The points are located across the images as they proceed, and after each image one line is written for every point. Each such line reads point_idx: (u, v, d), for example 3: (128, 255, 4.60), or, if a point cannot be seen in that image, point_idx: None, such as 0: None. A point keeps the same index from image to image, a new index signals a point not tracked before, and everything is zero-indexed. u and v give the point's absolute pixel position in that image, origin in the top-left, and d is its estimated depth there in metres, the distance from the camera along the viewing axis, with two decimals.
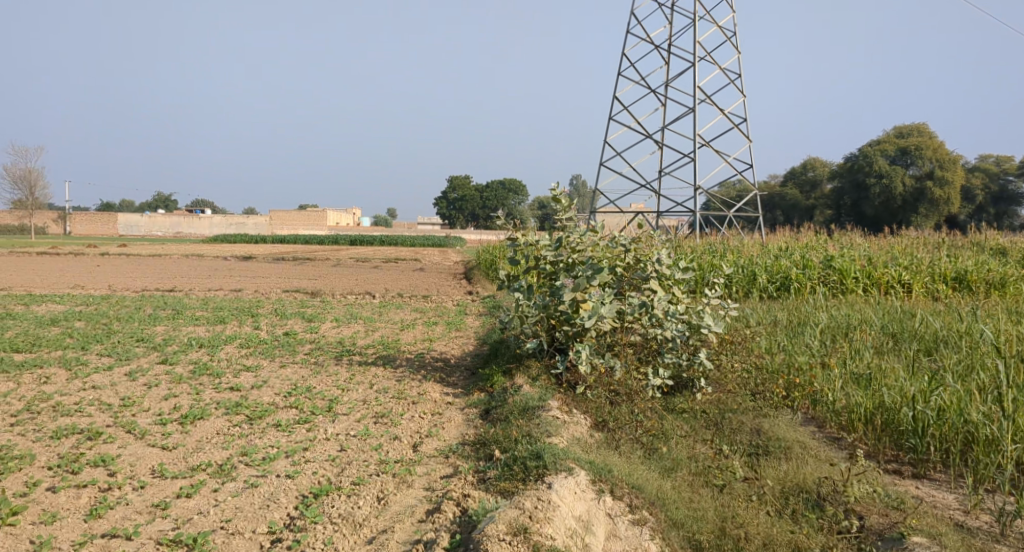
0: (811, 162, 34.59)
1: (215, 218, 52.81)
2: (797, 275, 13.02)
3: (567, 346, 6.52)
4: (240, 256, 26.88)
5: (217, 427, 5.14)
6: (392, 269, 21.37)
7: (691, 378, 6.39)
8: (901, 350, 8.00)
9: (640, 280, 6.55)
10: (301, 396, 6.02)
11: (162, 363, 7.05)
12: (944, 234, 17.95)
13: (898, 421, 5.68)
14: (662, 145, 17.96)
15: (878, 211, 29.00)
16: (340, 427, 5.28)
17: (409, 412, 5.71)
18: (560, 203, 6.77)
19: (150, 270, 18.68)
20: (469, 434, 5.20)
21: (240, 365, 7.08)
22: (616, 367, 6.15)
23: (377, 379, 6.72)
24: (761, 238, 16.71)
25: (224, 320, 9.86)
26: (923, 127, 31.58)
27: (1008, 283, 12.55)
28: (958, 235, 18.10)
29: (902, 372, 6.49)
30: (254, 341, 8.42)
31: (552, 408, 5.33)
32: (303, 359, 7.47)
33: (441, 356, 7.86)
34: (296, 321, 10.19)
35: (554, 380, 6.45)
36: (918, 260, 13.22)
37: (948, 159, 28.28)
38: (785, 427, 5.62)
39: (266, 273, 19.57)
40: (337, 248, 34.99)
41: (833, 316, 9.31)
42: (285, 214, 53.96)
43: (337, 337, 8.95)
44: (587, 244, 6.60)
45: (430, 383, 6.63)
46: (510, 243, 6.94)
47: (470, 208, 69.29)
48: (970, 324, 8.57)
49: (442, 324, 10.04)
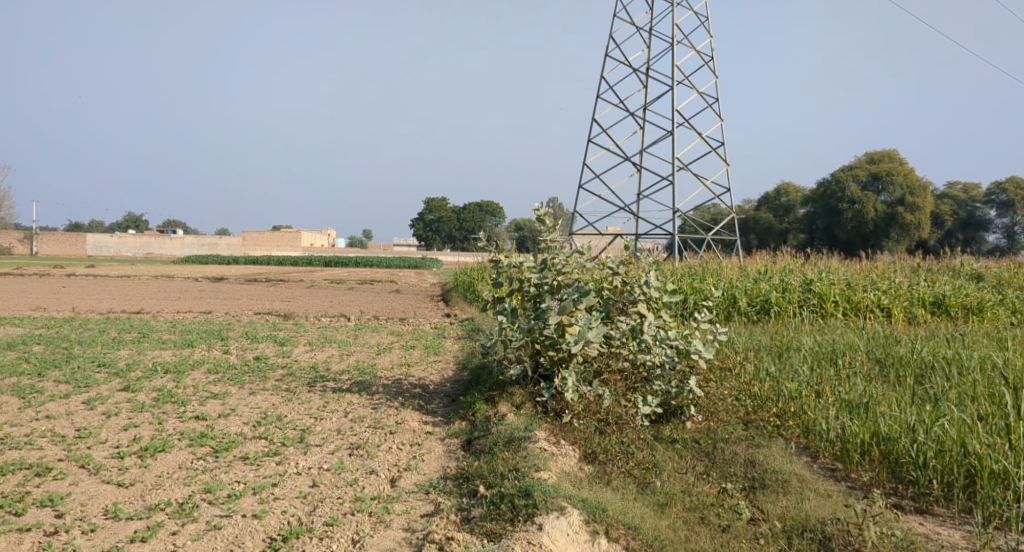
0: (784, 187, 34.82)
1: (188, 238, 52.09)
2: (777, 299, 12.83)
3: (552, 372, 6.24)
4: (211, 278, 26.36)
5: (179, 461, 4.79)
6: (367, 291, 21.03)
7: (679, 405, 6.17)
8: (887, 377, 7.83)
9: (628, 303, 6.29)
10: (271, 425, 5.69)
11: (124, 391, 6.68)
12: (918, 258, 18.01)
13: (896, 452, 5.47)
14: (641, 168, 17.83)
15: (850, 235, 29.15)
16: (312, 460, 4.95)
17: (387, 442, 5.40)
18: (546, 224, 6.53)
19: (117, 292, 18.14)
20: (451, 467, 4.89)
21: (207, 392, 6.72)
22: (604, 395, 5.88)
23: (352, 407, 6.40)
24: (739, 261, 16.59)
25: (192, 344, 9.48)
26: (893, 153, 31.97)
27: (986, 308, 12.53)
28: (931, 258, 18.15)
29: (895, 399, 6.30)
30: (224, 366, 8.05)
31: (539, 440, 5.04)
32: (274, 385, 7.12)
33: (420, 382, 7.55)
34: (268, 344, 9.83)
35: (538, 408, 6.18)
36: (897, 285, 13.18)
37: (918, 185, 28.59)
38: (781, 458, 5.37)
39: (237, 294, 19.15)
40: (311, 270, 34.57)
41: (815, 341, 9.13)
42: (258, 235, 53.32)
43: (311, 362, 8.60)
44: (574, 266, 6.33)
45: (407, 411, 6.31)
46: (492, 264, 6.64)
47: (447, 231, 69.02)
48: (954, 351, 8.44)
49: (420, 348, 9.73)
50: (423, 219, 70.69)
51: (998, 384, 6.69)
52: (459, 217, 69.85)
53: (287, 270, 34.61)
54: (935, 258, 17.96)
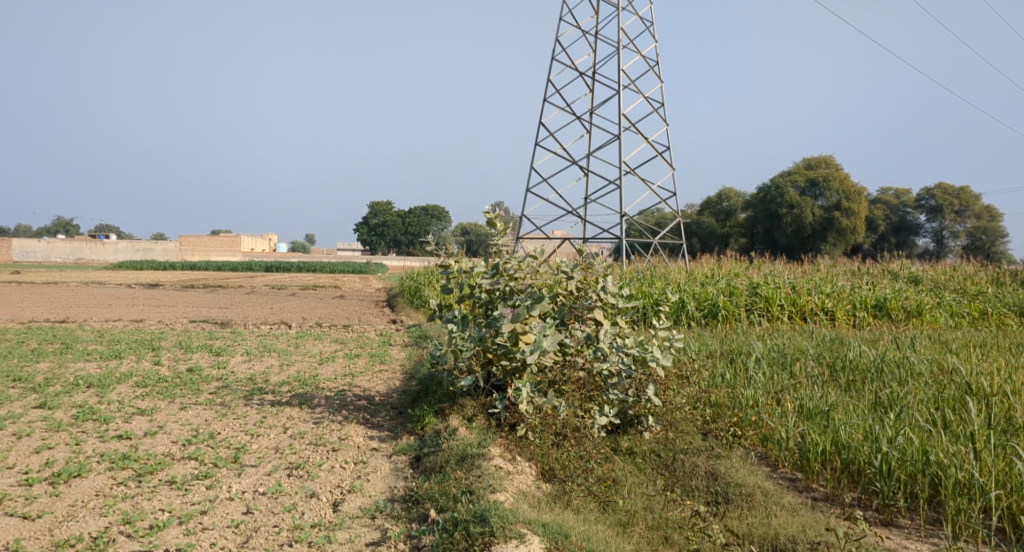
0: (725, 192, 35.24)
1: (122, 243, 50.39)
2: (725, 302, 12.75)
3: (505, 382, 5.95)
4: (145, 284, 25.33)
5: (97, 487, 4.36)
6: (310, 297, 20.45)
7: (637, 415, 5.96)
8: (837, 382, 7.74)
9: (584, 309, 6.02)
10: (203, 444, 5.25)
11: (40, 408, 6.14)
12: (855, 261, 18.29)
13: (859, 463, 5.32)
14: (588, 172, 17.69)
15: (789, 239, 29.57)
16: (247, 483, 4.55)
17: (329, 461, 5.02)
18: (497, 228, 6.23)
19: (40, 300, 17.24)
20: (399, 487, 4.55)
21: (133, 408, 6.24)
22: (560, 407, 5.59)
23: (292, 422, 5.99)
24: (685, 265, 16.53)
25: (120, 355, 8.90)
26: (830, 160, 32.69)
27: (925, 311, 12.70)
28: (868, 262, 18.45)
29: (853, 406, 6.18)
30: (153, 379, 7.53)
31: (494, 457, 4.71)
32: (207, 400, 6.66)
33: (364, 393, 7.16)
34: (203, 354, 9.30)
35: (491, 421, 5.87)
36: (840, 288, 13.29)
37: (854, 191, 29.28)
38: (744, 470, 5.16)
39: (171, 301, 18.38)
40: (252, 275, 33.69)
41: (765, 345, 9.01)
42: (196, 239, 51.82)
43: (248, 373, 8.12)
44: (527, 271, 6.03)
45: (352, 426, 5.94)
46: (441, 269, 6.31)
47: (392, 234, 68.22)
48: (903, 355, 8.42)
49: (365, 356, 9.32)
50: (367, 222, 69.75)
51: (948, 388, 6.63)
52: (404, 221, 69.13)
53: (227, 274, 33.68)
54: (873, 262, 18.25)
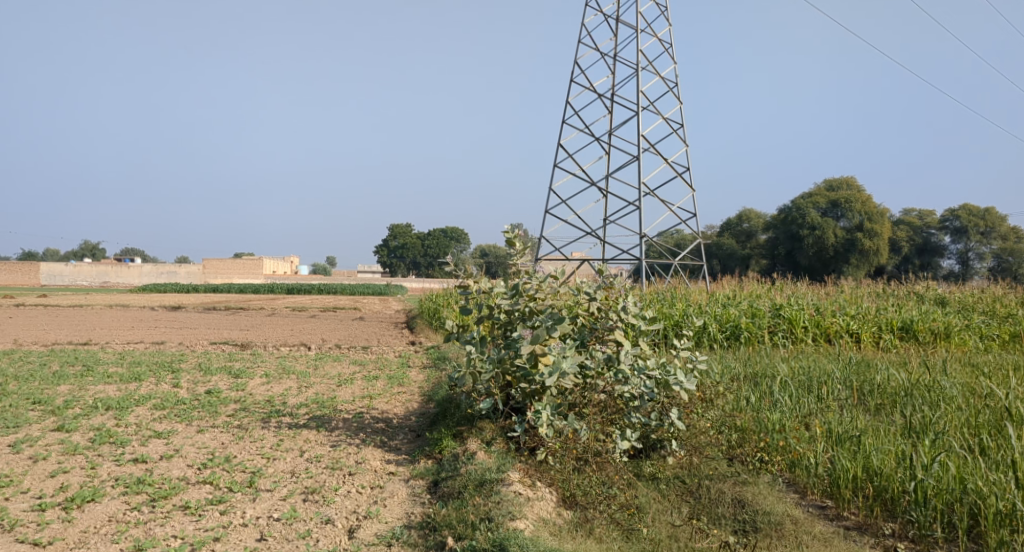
0: (746, 213, 35.01)
1: (146, 266, 50.90)
2: (747, 324, 12.57)
3: (525, 405, 5.83)
4: (167, 307, 25.47)
5: (110, 513, 4.31)
6: (330, 319, 20.44)
7: (660, 439, 5.83)
8: (865, 408, 7.54)
9: (604, 331, 5.92)
10: (218, 468, 5.19)
11: (58, 432, 6.11)
12: (879, 283, 18.02)
13: (893, 491, 5.15)
14: (607, 193, 17.60)
15: (811, 260, 29.36)
16: (261, 509, 4.47)
17: (346, 485, 4.93)
18: (516, 247, 6.15)
19: (64, 322, 17.35)
20: (416, 513, 4.45)
21: (150, 431, 6.19)
22: (581, 431, 5.47)
23: (309, 446, 5.91)
24: (707, 286, 16.35)
25: (140, 377, 8.88)
26: (852, 180, 32.43)
27: (954, 333, 12.44)
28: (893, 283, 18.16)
29: (886, 433, 6.01)
30: (172, 401, 7.50)
31: (514, 482, 4.60)
32: (225, 422, 6.60)
33: (382, 416, 7.06)
34: (222, 377, 9.26)
35: (510, 444, 5.76)
36: (865, 310, 13.07)
37: (877, 211, 29.03)
38: (772, 497, 5.01)
39: (192, 323, 18.44)
40: (273, 298, 33.84)
41: (789, 368, 8.83)
42: (219, 262, 52.22)
43: (266, 395, 8.06)
44: (548, 291, 5.94)
45: (369, 449, 5.85)
46: (461, 290, 6.23)
47: (412, 256, 68.40)
48: (933, 378, 8.21)
49: (384, 378, 9.23)
50: (387, 244, 70.01)
51: (981, 414, 6.43)
52: (424, 243, 69.33)
53: (249, 297, 33.84)
54: (898, 283, 17.95)
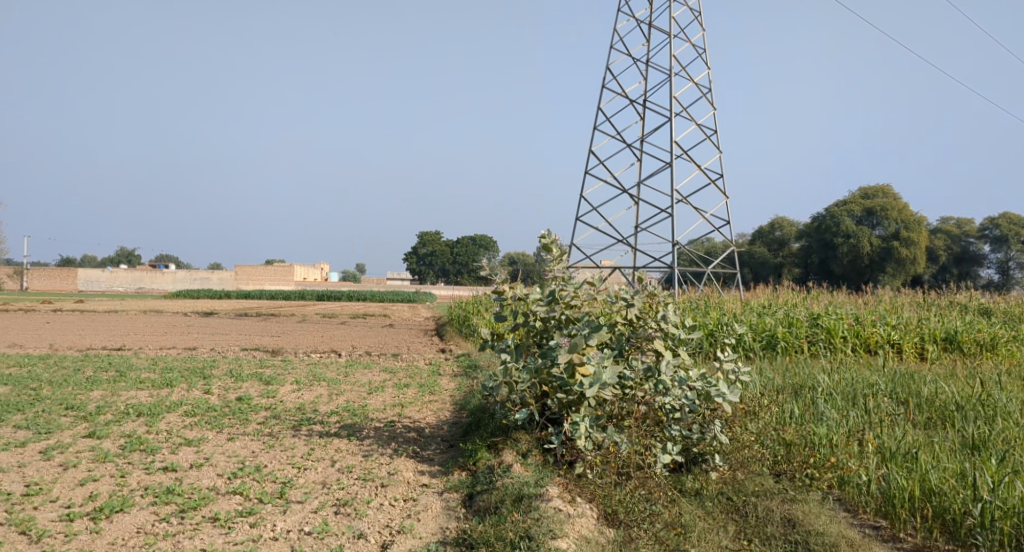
0: (778, 222, 34.52)
1: (180, 272, 51.49)
2: (784, 334, 12.28)
3: (561, 416, 5.65)
4: (201, 313, 25.63)
5: (138, 524, 4.22)
6: (360, 326, 20.40)
7: (702, 453, 5.62)
8: (911, 422, 7.25)
9: (643, 340, 5.72)
10: (248, 478, 5.07)
11: (89, 438, 6.04)
12: (918, 292, 17.59)
13: (954, 512, 4.99)
14: (639, 201, 17.38)
15: (846, 270, 28.61)
16: (291, 522, 4.35)
17: (378, 497, 4.79)
18: (552, 254, 5.96)
19: (98, 327, 17.46)
20: (451, 528, 4.32)
21: (180, 438, 6.10)
22: (621, 443, 5.28)
23: (340, 455, 5.78)
24: (741, 295, 16.03)
25: (171, 383, 8.84)
26: (888, 189, 31.87)
27: (1000, 344, 12.04)
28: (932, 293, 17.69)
29: (941, 452, 5.78)
30: (203, 408, 7.42)
31: (553, 498, 4.42)
32: (255, 430, 6.49)
33: (414, 425, 6.92)
34: (252, 383, 9.19)
35: (547, 457, 5.59)
36: (906, 320, 12.70)
37: (913, 220, 28.50)
38: (822, 519, 4.80)
39: (224, 329, 18.47)
40: (304, 304, 33.99)
41: (830, 378, 8.55)
42: (250, 268, 52.64)
43: (297, 402, 7.95)
44: (584, 298, 5.74)
45: (401, 460, 5.70)
46: (495, 297, 6.06)
47: (441, 264, 68.48)
48: (984, 392, 7.90)
49: (415, 386, 9.09)
50: (416, 252, 70.15)
51: None
52: (453, 251, 69.39)
53: (280, 303, 34.01)
54: (938, 293, 17.51)
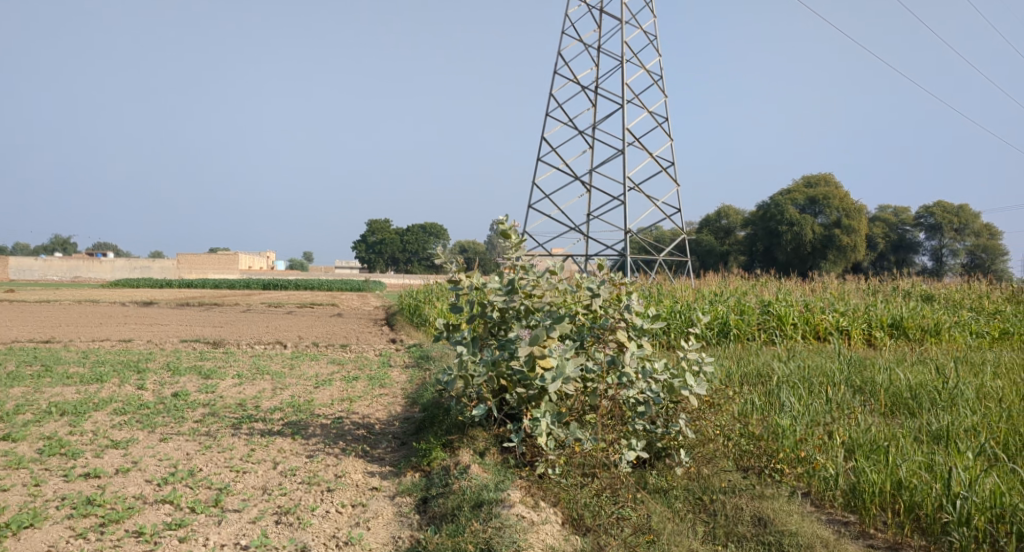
0: (724, 210, 34.74)
1: (119, 261, 49.82)
2: (736, 321, 12.17)
3: (520, 411, 5.34)
4: (140, 303, 24.65)
5: (51, 542, 3.82)
6: (306, 316, 19.81)
7: (667, 448, 5.38)
8: (867, 411, 7.12)
9: (604, 331, 5.42)
10: (180, 484, 4.64)
11: (3, 441, 5.52)
12: (859, 279, 17.75)
13: (926, 507, 4.82)
14: (591, 188, 17.15)
15: (790, 257, 29.10)
16: (226, 534, 3.99)
17: (323, 503, 4.42)
18: (510, 241, 5.62)
19: (26, 319, 16.53)
20: (404, 538, 4.02)
21: (107, 439, 5.62)
22: (584, 440, 4.99)
23: (283, 457, 5.37)
24: (691, 282, 15.92)
25: (102, 378, 8.26)
26: (830, 177, 32.32)
27: (944, 330, 12.11)
28: (873, 280, 17.85)
29: (907, 443, 5.61)
30: (134, 405, 6.91)
31: (515, 503, 4.10)
32: (190, 430, 6.03)
33: (363, 421, 6.54)
34: (190, 377, 8.68)
35: (505, 456, 5.27)
36: (855, 306, 12.70)
37: (854, 208, 28.90)
38: (795, 519, 4.58)
39: (162, 320, 17.70)
40: (248, 293, 33.12)
41: (787, 366, 8.40)
42: (193, 256, 51.15)
43: (238, 398, 7.49)
44: (545, 288, 5.44)
45: (349, 460, 5.31)
46: (451, 286, 5.70)
47: (390, 252, 67.66)
48: (938, 379, 7.83)
49: (364, 379, 8.69)
50: (365, 240, 69.11)
51: (993, 432, 5.99)
52: (402, 239, 68.61)
53: (224, 293, 33.09)
54: (878, 279, 17.69)
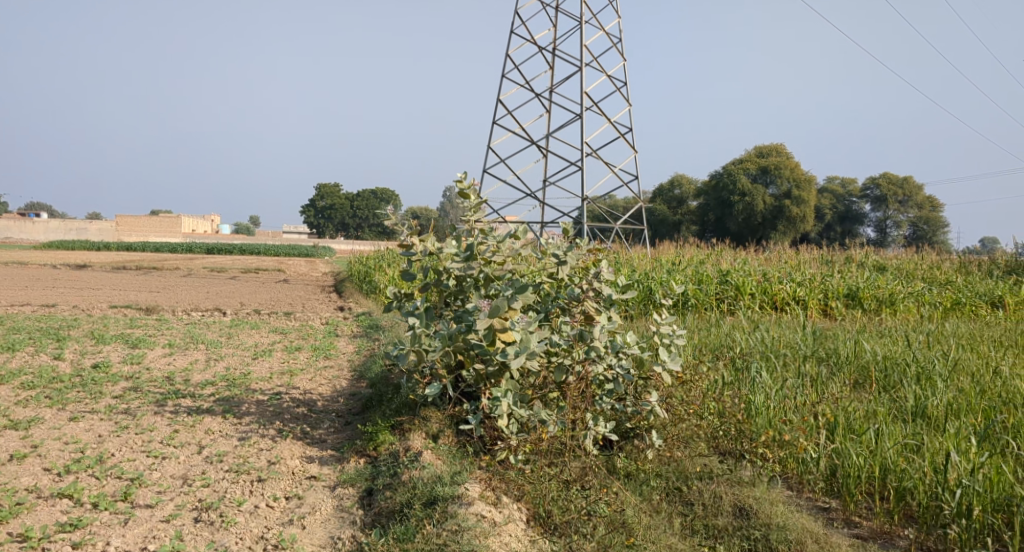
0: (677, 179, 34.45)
1: (53, 221, 47.69)
2: (694, 291, 11.81)
3: (477, 389, 4.82)
4: (72, 264, 23.37)
5: None
6: (251, 281, 18.90)
7: (636, 428, 4.92)
8: (836, 384, 6.76)
9: (572, 301, 4.87)
10: (85, 472, 4.02)
11: None
12: (810, 248, 17.54)
13: (918, 495, 4.45)
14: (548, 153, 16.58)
15: (740, 227, 29.02)
16: (132, 537, 3.40)
17: (253, 498, 3.84)
18: (469, 201, 5.05)
19: None
20: (344, 540, 3.51)
21: (7, 419, 4.94)
22: (548, 421, 4.51)
23: (211, 439, 4.75)
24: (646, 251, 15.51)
25: (14, 346, 7.48)
26: (780, 148, 32.31)
27: (899, 301, 11.89)
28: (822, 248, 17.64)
29: (888, 422, 5.23)
30: (45, 377, 6.19)
31: (473, 498, 3.59)
32: (107, 407, 5.36)
33: (305, 397, 5.94)
34: (115, 346, 7.94)
35: (461, 438, 4.77)
36: (811, 277, 12.43)
37: (804, 179, 28.78)
38: (779, 510, 4.16)
39: (92, 284, 16.64)
40: (190, 257, 31.86)
41: (751, 338, 8.00)
42: (132, 218, 49.21)
43: (166, 370, 6.81)
44: (507, 254, 4.90)
45: (286, 444, 4.73)
46: (404, 252, 5.11)
47: (341, 216, 66.32)
48: (905, 352, 7.52)
49: (307, 350, 8.07)
50: (313, 204, 67.34)
51: (970, 413, 5.64)
52: (352, 203, 67.35)
53: (164, 256, 31.74)
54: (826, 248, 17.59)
